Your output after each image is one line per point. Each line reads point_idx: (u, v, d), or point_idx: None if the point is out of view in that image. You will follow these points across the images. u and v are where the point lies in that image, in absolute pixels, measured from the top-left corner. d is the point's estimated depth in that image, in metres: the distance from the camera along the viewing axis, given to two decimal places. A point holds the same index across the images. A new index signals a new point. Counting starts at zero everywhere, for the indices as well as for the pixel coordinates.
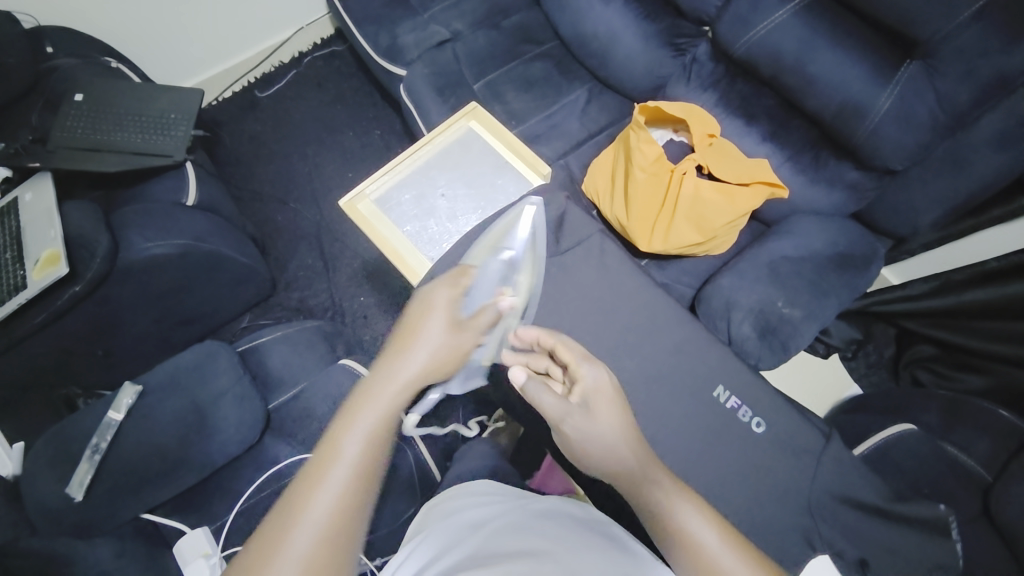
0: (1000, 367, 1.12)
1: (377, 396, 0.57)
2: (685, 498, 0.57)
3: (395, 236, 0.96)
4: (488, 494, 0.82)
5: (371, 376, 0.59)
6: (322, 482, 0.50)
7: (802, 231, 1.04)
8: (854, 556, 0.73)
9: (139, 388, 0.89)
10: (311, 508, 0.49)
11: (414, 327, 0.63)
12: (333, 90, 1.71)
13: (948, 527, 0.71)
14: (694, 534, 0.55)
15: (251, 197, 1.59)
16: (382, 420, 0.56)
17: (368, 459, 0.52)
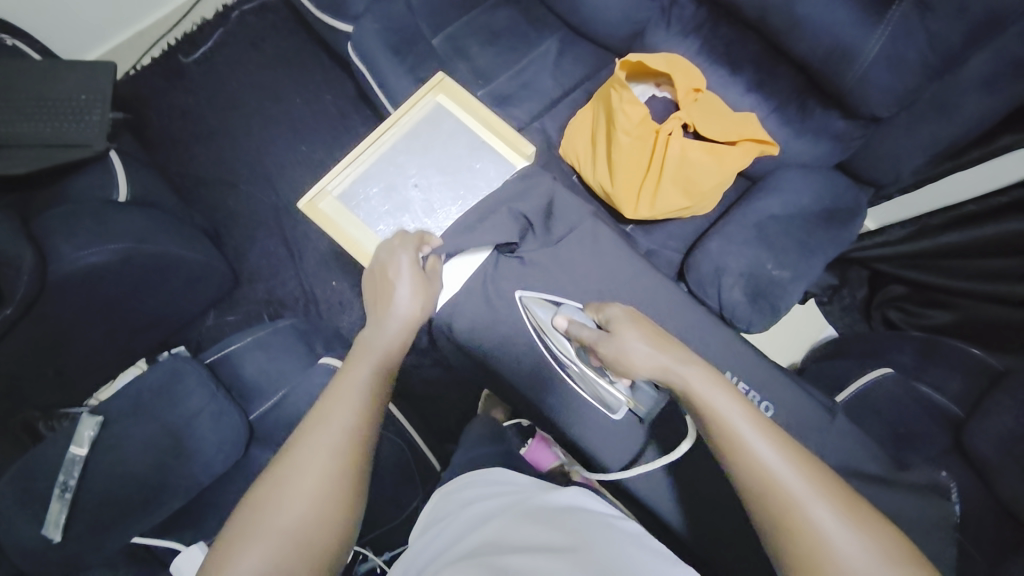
0: (967, 302, 1.15)
1: (364, 354, 0.71)
2: (709, 393, 0.60)
3: (367, 237, 0.87)
4: (497, 485, 0.75)
5: (359, 337, 0.73)
6: (337, 406, 0.65)
7: (788, 186, 1.01)
8: None
9: (99, 418, 0.83)
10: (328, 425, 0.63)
11: (386, 290, 0.76)
12: (271, 51, 1.52)
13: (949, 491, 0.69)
14: (722, 427, 0.58)
15: (196, 181, 1.44)
16: (380, 358, 0.71)
17: (362, 401, 0.66)
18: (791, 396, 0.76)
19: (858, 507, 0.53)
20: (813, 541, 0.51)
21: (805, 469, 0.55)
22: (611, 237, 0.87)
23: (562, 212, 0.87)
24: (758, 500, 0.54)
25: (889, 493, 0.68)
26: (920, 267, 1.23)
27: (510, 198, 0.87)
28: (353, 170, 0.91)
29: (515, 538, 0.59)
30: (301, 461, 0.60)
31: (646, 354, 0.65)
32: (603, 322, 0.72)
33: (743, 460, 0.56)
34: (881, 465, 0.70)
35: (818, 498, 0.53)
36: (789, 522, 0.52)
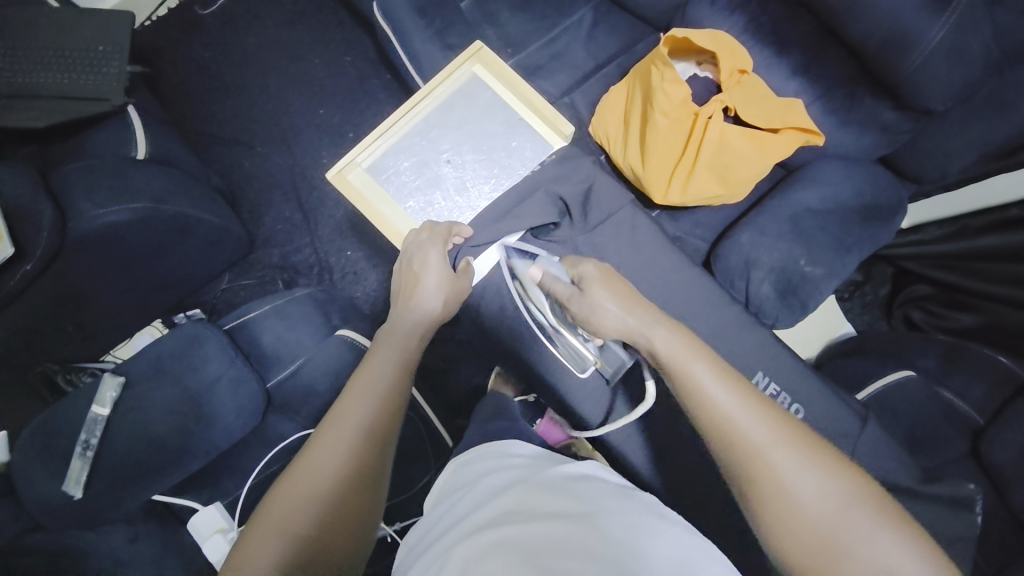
0: (993, 306, 1.12)
1: (388, 351, 0.70)
2: (673, 348, 0.60)
3: (397, 213, 0.85)
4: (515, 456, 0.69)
5: (385, 336, 0.72)
6: (354, 402, 0.64)
7: (827, 178, 0.97)
8: None
9: (121, 379, 0.84)
10: (345, 419, 0.63)
11: (416, 286, 0.75)
12: (291, 6, 1.46)
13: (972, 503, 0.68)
14: (685, 379, 0.57)
15: (212, 140, 1.41)
16: (401, 356, 0.70)
17: (388, 405, 0.65)
18: (816, 398, 0.75)
19: (822, 449, 0.53)
20: (772, 484, 0.51)
21: (768, 415, 0.54)
22: (648, 228, 0.84)
23: (600, 202, 0.84)
24: (721, 448, 0.54)
25: (909, 502, 0.68)
26: (949, 268, 1.19)
27: (549, 180, 0.84)
28: (383, 143, 0.87)
29: (522, 504, 0.52)
30: (320, 460, 0.60)
31: (615, 316, 0.65)
32: (576, 279, 0.70)
33: (706, 411, 0.55)
34: (904, 474, 0.69)
35: (780, 443, 0.52)
36: (756, 472, 0.52)
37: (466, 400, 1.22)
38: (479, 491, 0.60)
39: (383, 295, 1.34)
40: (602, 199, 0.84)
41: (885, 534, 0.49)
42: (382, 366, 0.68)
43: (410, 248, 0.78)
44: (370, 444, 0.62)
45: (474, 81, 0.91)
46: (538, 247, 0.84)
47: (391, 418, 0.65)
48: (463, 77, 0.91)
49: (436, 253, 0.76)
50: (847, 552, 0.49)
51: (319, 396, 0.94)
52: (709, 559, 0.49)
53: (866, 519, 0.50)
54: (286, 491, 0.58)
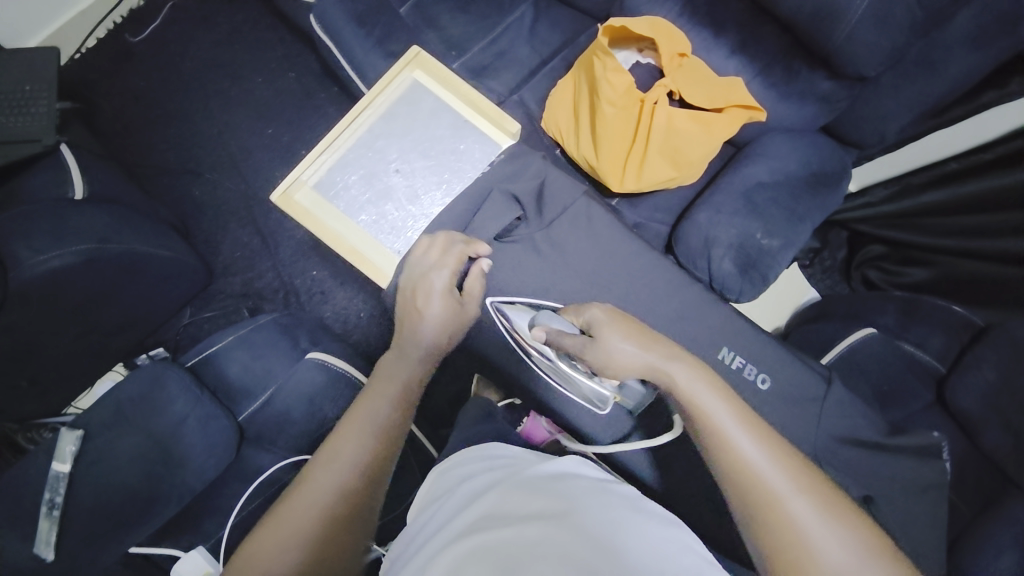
0: (944, 258, 1.17)
1: (386, 380, 0.70)
2: (699, 389, 0.58)
3: (349, 228, 0.83)
4: (501, 457, 0.68)
5: (381, 367, 0.72)
6: (347, 442, 0.63)
7: (774, 152, 0.99)
8: (858, 492, 0.68)
9: (80, 432, 0.80)
10: (339, 459, 0.62)
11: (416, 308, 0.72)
12: (225, 25, 1.42)
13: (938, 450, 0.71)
14: (705, 423, 0.55)
15: (157, 172, 1.36)
16: (399, 396, 0.69)
17: (383, 439, 0.65)
18: (785, 367, 0.76)
19: (846, 508, 0.50)
20: (791, 537, 0.49)
21: (789, 464, 0.52)
22: (606, 217, 0.84)
23: (554, 195, 0.83)
24: (739, 496, 0.52)
25: (882, 455, 0.70)
26: (900, 227, 1.24)
27: (499, 180, 0.84)
28: (328, 158, 0.86)
29: (503, 509, 0.52)
30: (308, 492, 0.60)
31: (631, 355, 0.62)
32: (585, 328, 0.68)
33: (725, 454, 0.53)
34: (876, 430, 0.72)
35: (800, 494, 0.51)
36: (773, 522, 0.50)
37: (449, 408, 1.21)
38: (459, 498, 0.59)
39: (353, 312, 1.32)
40: (553, 192, 0.84)
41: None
42: (380, 405, 0.67)
43: (416, 264, 0.75)
44: (362, 490, 0.61)
45: (416, 87, 0.90)
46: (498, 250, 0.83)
47: (382, 459, 0.64)
48: (404, 84, 0.90)
49: (446, 271, 0.73)
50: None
51: (296, 423, 0.91)
52: (682, 551, 0.49)
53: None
54: (270, 529, 0.57)
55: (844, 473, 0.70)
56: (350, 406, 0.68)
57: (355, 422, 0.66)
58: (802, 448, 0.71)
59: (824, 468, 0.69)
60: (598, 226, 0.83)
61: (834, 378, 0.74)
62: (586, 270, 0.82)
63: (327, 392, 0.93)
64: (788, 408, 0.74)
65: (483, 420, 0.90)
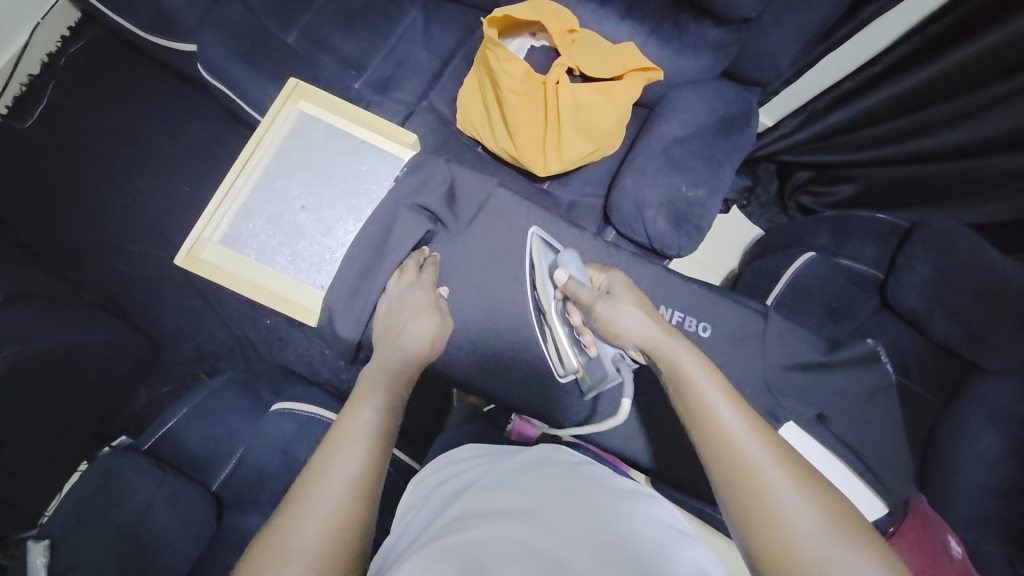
0: (866, 171, 1.23)
1: (377, 383, 0.63)
2: (693, 362, 0.57)
3: (266, 276, 0.81)
4: (475, 457, 0.72)
5: (368, 371, 0.65)
6: (341, 451, 0.55)
7: (682, 106, 1.02)
8: (813, 412, 0.71)
9: (46, 541, 0.73)
10: (333, 471, 0.53)
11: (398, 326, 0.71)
12: (114, 90, 1.35)
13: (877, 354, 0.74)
14: (691, 393, 0.55)
15: (76, 255, 1.29)
16: (386, 399, 0.61)
17: (379, 451, 0.56)
18: (729, 309, 0.78)
19: (818, 482, 0.49)
20: (767, 505, 0.47)
21: (770, 437, 0.51)
22: (523, 205, 0.84)
23: (466, 196, 0.84)
24: (721, 469, 0.50)
25: (830, 372, 0.73)
26: (819, 149, 1.27)
27: (407, 195, 0.82)
28: (227, 210, 0.83)
29: (477, 507, 0.56)
30: (296, 519, 0.49)
31: (638, 319, 0.62)
32: (602, 288, 0.70)
33: (706, 422, 0.52)
34: (819, 350, 0.75)
35: (778, 464, 0.49)
36: (752, 489, 0.48)
37: (433, 422, 1.20)
38: (432, 507, 0.62)
39: (317, 352, 1.29)
40: (460, 189, 0.84)
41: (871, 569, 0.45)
42: (364, 412, 0.59)
43: (393, 295, 0.76)
44: (360, 502, 0.52)
45: (305, 118, 0.88)
46: None
47: (381, 467, 0.56)
48: (291, 117, 0.88)
49: (423, 295, 0.74)
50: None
51: (274, 477, 0.89)
52: (651, 522, 0.56)
53: (860, 548, 0.46)
54: (261, 558, 0.47)
55: (797, 398, 0.73)
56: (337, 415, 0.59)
57: (345, 431, 0.57)
58: (755, 384, 0.74)
59: (779, 398, 0.72)
60: (507, 217, 0.83)
61: (771, 310, 0.76)
62: (518, 261, 0.82)
63: (299, 439, 0.91)
64: (735, 348, 0.76)
65: (460, 428, 0.89)
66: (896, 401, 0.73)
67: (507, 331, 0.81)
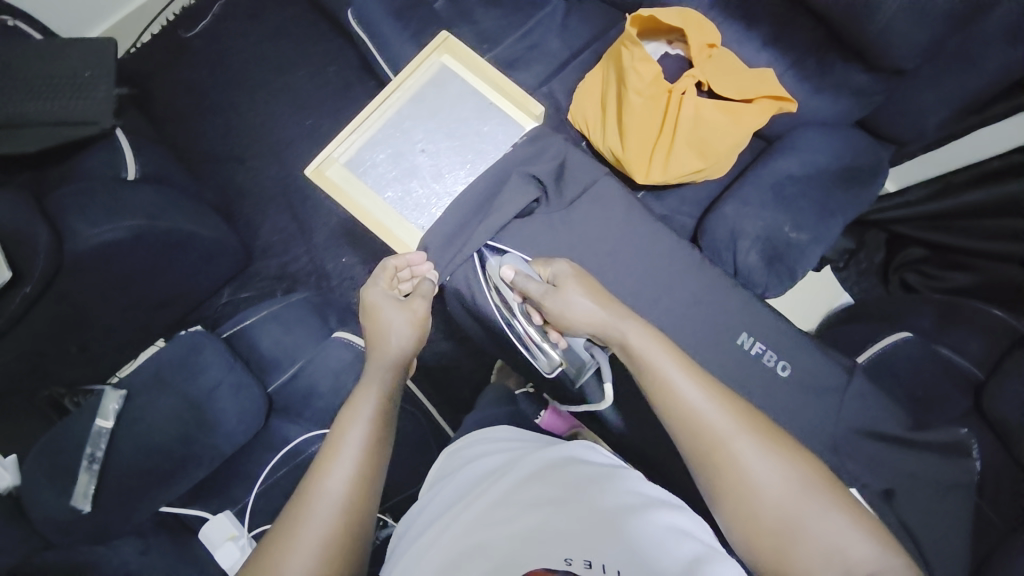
0: (988, 264, 1.11)
1: (359, 397, 0.66)
2: (646, 345, 0.62)
3: (375, 205, 0.87)
4: (509, 441, 0.73)
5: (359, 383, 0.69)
6: (327, 474, 0.59)
7: (805, 145, 0.97)
8: (878, 487, 0.66)
9: (123, 392, 0.85)
10: (325, 489, 0.58)
11: (374, 328, 0.72)
12: (271, 21, 1.49)
13: (968, 450, 0.67)
14: (653, 377, 0.59)
15: (201, 158, 1.43)
16: (376, 410, 0.65)
17: (362, 466, 0.61)
18: (807, 359, 0.74)
19: (777, 439, 0.56)
20: (738, 472, 0.54)
21: (730, 407, 0.57)
22: (625, 200, 0.84)
23: (573, 177, 0.85)
24: (690, 446, 0.56)
25: (903, 452, 0.68)
26: (945, 230, 1.18)
27: (520, 162, 0.84)
28: (358, 137, 0.89)
29: (500, 493, 0.58)
30: (293, 539, 0.55)
31: (588, 308, 0.67)
32: (549, 278, 0.73)
33: (670, 404, 0.58)
34: (900, 424, 0.69)
35: (740, 433, 0.55)
36: (716, 459, 0.55)
37: (470, 395, 1.23)
38: (462, 480, 0.65)
39: None
40: (567, 170, 0.85)
41: (831, 510, 0.53)
42: (353, 428, 0.63)
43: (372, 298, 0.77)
44: (346, 517, 0.57)
45: (444, 71, 0.93)
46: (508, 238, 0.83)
47: (364, 483, 0.60)
48: (432, 66, 0.93)
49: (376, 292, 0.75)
50: (797, 531, 0.52)
51: (322, 397, 0.95)
52: (684, 536, 0.53)
53: (820, 500, 0.53)
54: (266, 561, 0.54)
55: (862, 465, 0.68)
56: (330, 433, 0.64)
57: (330, 455, 0.61)
58: (819, 439, 0.70)
59: (844, 459, 0.68)
60: (605, 210, 0.84)
61: (858, 369, 0.72)
62: (604, 253, 0.82)
63: (353, 369, 0.96)
64: (805, 398, 0.72)
65: (502, 404, 0.91)
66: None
67: None
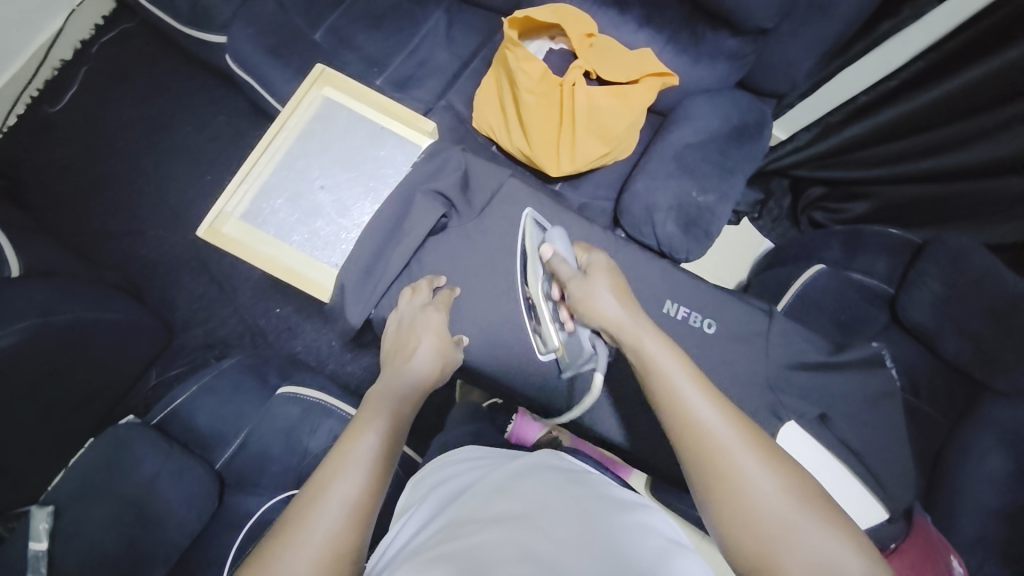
0: (879, 189, 1.23)
1: (376, 411, 0.63)
2: (660, 351, 0.57)
3: (283, 252, 0.84)
4: (477, 459, 0.73)
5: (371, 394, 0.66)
6: (338, 478, 0.55)
7: (697, 113, 1.03)
8: (815, 412, 0.72)
9: (52, 508, 0.76)
10: (331, 495, 0.53)
11: (411, 344, 0.71)
12: (144, 80, 1.40)
13: (881, 358, 0.74)
14: (662, 382, 0.55)
15: (96, 238, 1.32)
16: (390, 421, 0.62)
17: (373, 479, 0.56)
18: (735, 311, 0.78)
19: (782, 458, 0.51)
20: (738, 489, 0.49)
21: (736, 420, 0.52)
22: (534, 196, 0.86)
23: (479, 184, 0.85)
24: (690, 455, 0.52)
25: (832, 376, 0.74)
26: (830, 165, 1.28)
27: (423, 180, 0.84)
28: (250, 186, 0.86)
29: (475, 513, 0.57)
30: (290, 547, 0.49)
31: (611, 308, 0.62)
32: (583, 265, 0.70)
33: (676, 411, 0.53)
34: (824, 351, 0.75)
35: (745, 447, 0.51)
36: (716, 471, 0.50)
37: (435, 418, 1.21)
38: (431, 508, 0.63)
39: (324, 343, 1.30)
40: (473, 179, 0.86)
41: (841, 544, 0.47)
42: (366, 436, 0.59)
43: (405, 313, 0.76)
44: (353, 530, 0.52)
45: (328, 103, 0.91)
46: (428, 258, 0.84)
47: (377, 495, 0.55)
48: (315, 101, 0.91)
49: (438, 315, 0.74)
50: (792, 550, 0.47)
51: (276, 459, 0.90)
52: (648, 533, 0.54)
53: (820, 514, 0.48)
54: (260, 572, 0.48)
55: (799, 397, 0.73)
56: (338, 438, 0.60)
57: (341, 460, 0.57)
58: (757, 382, 0.74)
59: (781, 396, 0.73)
60: (518, 211, 0.85)
61: (775, 310, 0.76)
62: (528, 253, 0.83)
63: (304, 423, 0.92)
64: (738, 347, 0.76)
65: (464, 424, 0.90)
66: (898, 408, 0.73)
67: (514, 326, 0.82)
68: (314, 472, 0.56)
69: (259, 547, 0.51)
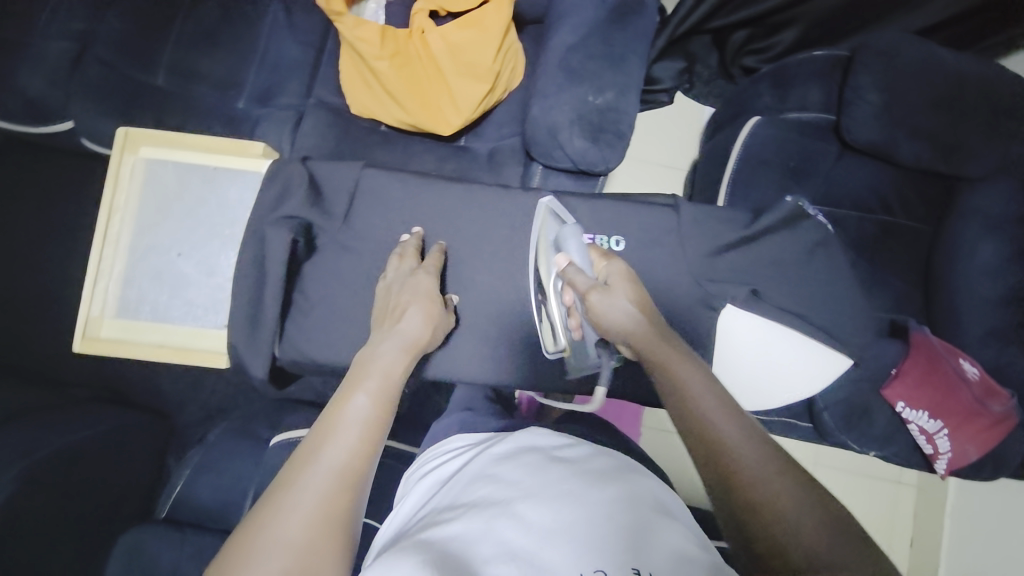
0: (799, 9, 1.12)
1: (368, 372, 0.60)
2: (682, 359, 0.57)
3: (166, 334, 0.83)
4: (472, 438, 0.69)
5: (364, 358, 0.62)
6: (332, 438, 0.52)
7: (570, 9, 0.93)
8: (747, 290, 0.73)
9: None
10: (323, 457, 0.51)
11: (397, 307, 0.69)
12: (34, 190, 1.34)
13: (803, 209, 0.74)
14: (686, 396, 0.54)
15: (53, 361, 1.30)
16: (380, 383, 0.59)
17: (366, 444, 0.53)
18: (649, 216, 0.76)
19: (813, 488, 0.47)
20: (762, 511, 0.45)
21: (766, 444, 0.50)
22: (397, 178, 0.81)
23: (333, 190, 0.81)
24: (710, 468, 0.49)
25: (758, 246, 0.73)
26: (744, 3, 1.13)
27: (270, 209, 0.78)
28: (108, 283, 0.84)
29: (461, 500, 0.53)
30: (282, 508, 0.47)
31: (634, 321, 0.60)
32: (601, 276, 0.65)
33: (700, 424, 0.52)
34: (744, 224, 0.74)
35: (771, 469, 0.47)
36: (732, 479, 0.47)
37: None
38: (420, 500, 0.60)
39: None
40: (324, 186, 0.81)
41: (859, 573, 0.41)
42: (356, 398, 0.56)
43: (393, 280, 0.73)
44: (347, 488, 0.50)
45: (151, 166, 0.87)
46: (312, 288, 0.79)
47: (372, 455, 0.53)
48: (136, 169, 0.87)
49: (429, 279, 0.73)
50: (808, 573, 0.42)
51: None
52: (630, 501, 0.51)
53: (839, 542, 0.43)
54: (244, 550, 0.45)
55: (731, 281, 0.73)
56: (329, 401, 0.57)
57: (335, 419, 0.54)
58: (685, 280, 0.74)
59: (713, 287, 0.73)
60: (391, 199, 0.81)
61: (678, 200, 0.75)
62: (434, 231, 0.80)
63: None
64: (652, 253, 0.75)
65: None
66: (835, 250, 0.74)
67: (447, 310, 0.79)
68: (304, 437, 0.53)
69: (242, 524, 0.47)
